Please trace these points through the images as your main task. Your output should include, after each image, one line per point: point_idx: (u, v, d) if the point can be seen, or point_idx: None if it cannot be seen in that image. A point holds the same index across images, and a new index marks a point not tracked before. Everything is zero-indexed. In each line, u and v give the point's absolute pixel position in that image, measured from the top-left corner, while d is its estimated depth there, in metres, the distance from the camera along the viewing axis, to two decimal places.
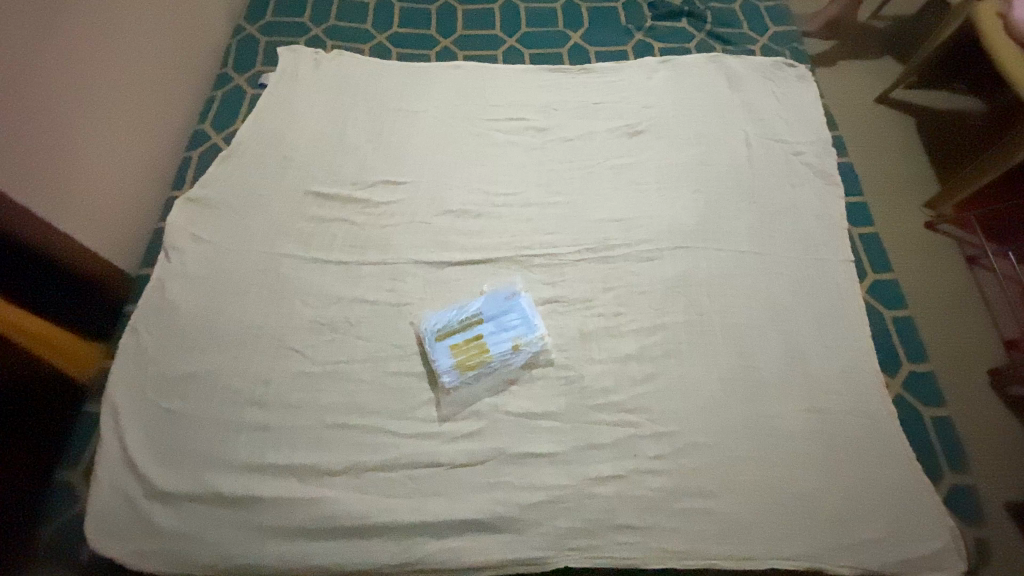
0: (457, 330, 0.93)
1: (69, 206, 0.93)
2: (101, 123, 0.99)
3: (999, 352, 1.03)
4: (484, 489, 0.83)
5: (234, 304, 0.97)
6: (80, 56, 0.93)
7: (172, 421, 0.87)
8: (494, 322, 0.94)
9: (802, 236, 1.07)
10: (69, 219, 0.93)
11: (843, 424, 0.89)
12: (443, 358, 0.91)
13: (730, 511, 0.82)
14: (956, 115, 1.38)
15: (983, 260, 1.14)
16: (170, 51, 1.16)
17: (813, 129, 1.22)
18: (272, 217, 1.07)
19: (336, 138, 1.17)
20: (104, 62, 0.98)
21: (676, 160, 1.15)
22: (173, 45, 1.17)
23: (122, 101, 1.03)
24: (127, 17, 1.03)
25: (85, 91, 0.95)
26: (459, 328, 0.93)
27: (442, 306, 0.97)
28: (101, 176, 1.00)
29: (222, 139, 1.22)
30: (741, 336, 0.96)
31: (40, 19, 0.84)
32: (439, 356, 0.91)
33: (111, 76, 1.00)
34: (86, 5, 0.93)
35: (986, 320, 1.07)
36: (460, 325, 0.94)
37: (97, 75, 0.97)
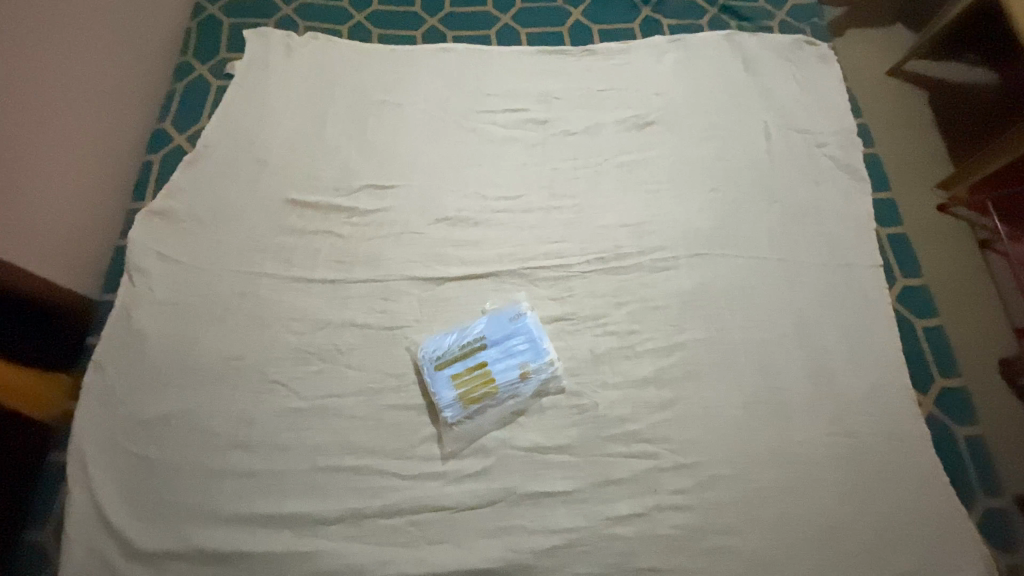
0: (459, 358, 0.85)
1: (16, 232, 0.82)
2: (38, 132, 0.86)
3: (1010, 342, 0.96)
4: (494, 535, 0.76)
5: (210, 334, 0.88)
6: (14, 58, 0.81)
7: (149, 470, 0.80)
8: (499, 346, 0.86)
9: (827, 238, 0.99)
10: (17, 247, 0.82)
11: (874, 448, 0.84)
12: (444, 391, 0.83)
13: (757, 548, 0.77)
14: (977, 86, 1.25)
15: (998, 245, 1.04)
16: (116, 40, 1.01)
17: (836, 116, 1.12)
18: (246, 231, 0.97)
19: (314, 137, 1.05)
20: (36, 60, 0.85)
21: (691, 155, 1.05)
22: (118, 33, 1.02)
23: (62, 103, 0.90)
24: (67, 8, 0.90)
25: (22, 98, 0.82)
26: (460, 355, 0.85)
27: (439, 330, 0.88)
28: (45, 193, 0.88)
29: (186, 140, 1.09)
30: (765, 353, 0.89)
31: None
32: (440, 388, 0.83)
33: (47, 76, 0.87)
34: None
35: (998, 308, 1.00)
36: (461, 352, 0.85)
37: (35, 78, 0.84)
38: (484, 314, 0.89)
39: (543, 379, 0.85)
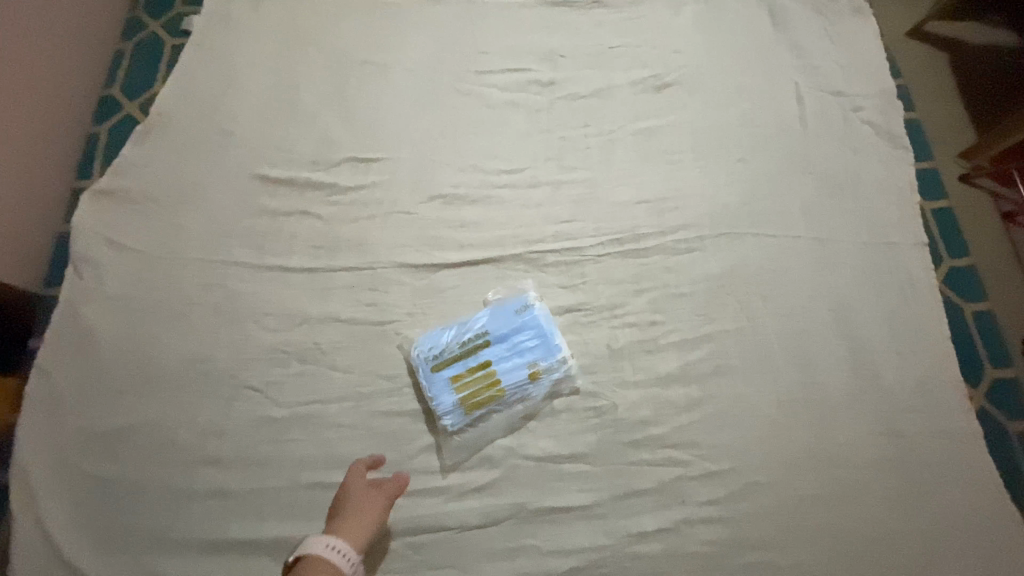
0: (459, 358, 0.74)
1: None
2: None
3: None
4: (503, 556, 0.68)
5: (171, 332, 0.77)
6: None
7: (107, 491, 0.71)
8: (504, 343, 0.75)
9: (867, 214, 0.89)
10: None
11: (921, 449, 0.76)
12: (443, 395, 0.73)
13: (797, 564, 0.69)
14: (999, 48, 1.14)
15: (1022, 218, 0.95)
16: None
17: (874, 76, 1.01)
18: (210, 212, 0.84)
19: (286, 103, 0.91)
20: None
21: (715, 122, 0.93)
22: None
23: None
24: None
25: None
26: (461, 354, 0.74)
27: (436, 324, 0.78)
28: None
29: (137, 108, 0.95)
30: (802, 345, 0.79)
31: None
32: (438, 392, 0.73)
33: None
34: None
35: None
36: (461, 350, 0.75)
37: None
38: (487, 306, 0.78)
39: (555, 379, 0.75)
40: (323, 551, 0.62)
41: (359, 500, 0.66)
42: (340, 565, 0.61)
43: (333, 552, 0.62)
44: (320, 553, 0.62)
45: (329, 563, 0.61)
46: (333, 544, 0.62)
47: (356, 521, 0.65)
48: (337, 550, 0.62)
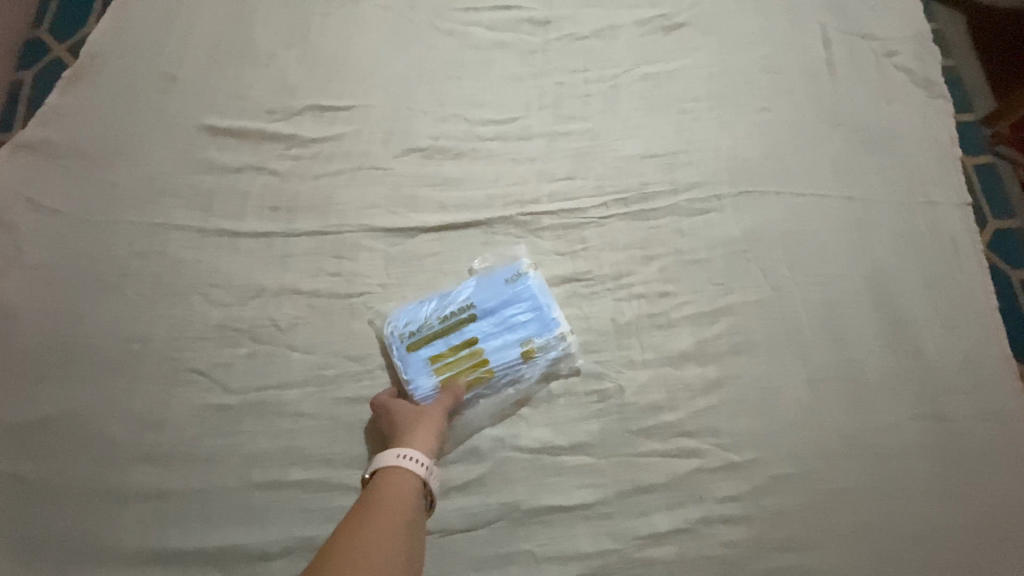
0: (440, 334, 0.64)
1: None
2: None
3: None
4: (492, 564, 0.58)
5: (102, 308, 0.66)
6: None
7: (22, 493, 0.60)
8: (492, 317, 0.65)
9: (902, 171, 0.79)
10: None
11: (969, 433, 0.66)
12: (421, 378, 0.63)
13: (832, 568, 0.60)
14: None
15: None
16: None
17: (908, 18, 0.89)
18: (149, 169, 0.72)
19: (239, 44, 0.79)
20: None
21: (731, 67, 0.82)
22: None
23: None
24: None
25: None
26: (442, 330, 0.64)
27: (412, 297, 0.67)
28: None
29: (66, 51, 0.82)
30: (833, 317, 0.70)
31: None
32: (415, 375, 0.63)
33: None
34: None
35: None
36: (442, 326, 0.64)
37: None
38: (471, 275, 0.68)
39: (552, 357, 0.64)
40: (396, 459, 0.55)
41: (416, 410, 0.60)
42: (417, 473, 0.55)
43: (408, 461, 0.55)
44: (393, 464, 0.55)
45: (405, 471, 0.55)
46: (407, 453, 0.55)
47: (421, 430, 0.58)
48: (413, 458, 0.55)
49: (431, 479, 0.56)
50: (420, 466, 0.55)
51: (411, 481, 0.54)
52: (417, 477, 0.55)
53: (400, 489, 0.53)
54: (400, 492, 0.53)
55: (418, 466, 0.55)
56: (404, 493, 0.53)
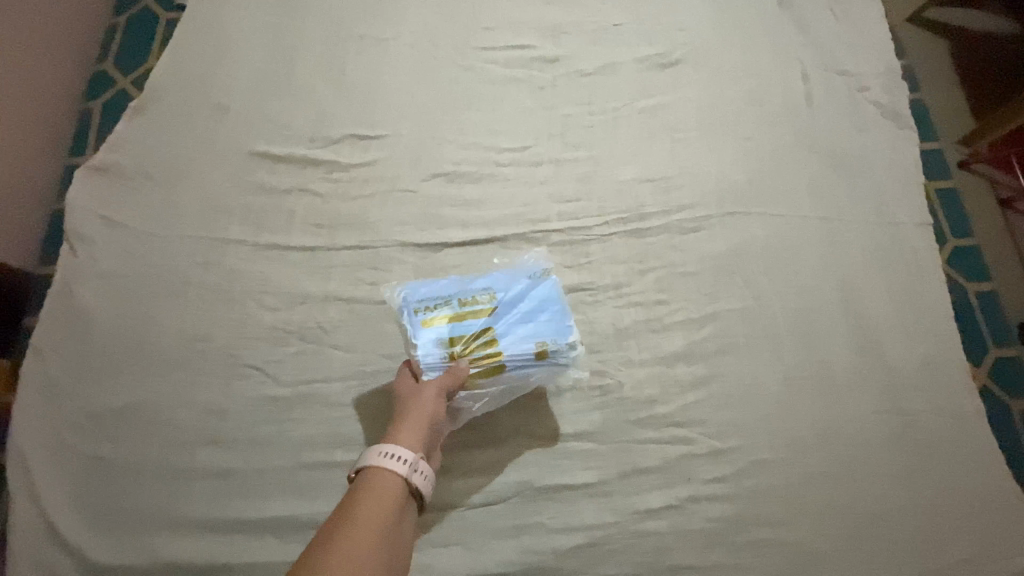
0: (460, 315, 0.70)
1: None
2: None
3: None
4: (509, 534, 0.67)
5: (169, 311, 0.76)
6: None
7: (101, 471, 0.69)
8: (511, 309, 0.71)
9: (871, 194, 0.89)
10: None
11: (926, 426, 0.76)
12: (432, 352, 0.67)
13: (804, 540, 0.69)
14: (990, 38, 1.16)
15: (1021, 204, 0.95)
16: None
17: (879, 56, 1.00)
18: (207, 189, 0.82)
19: (284, 78, 0.89)
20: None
21: (720, 99, 0.92)
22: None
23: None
24: None
25: None
26: (463, 312, 0.70)
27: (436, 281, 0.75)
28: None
29: (131, 84, 0.93)
30: (806, 323, 0.79)
31: None
32: (429, 343, 0.68)
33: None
34: None
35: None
36: (462, 309, 0.70)
37: None
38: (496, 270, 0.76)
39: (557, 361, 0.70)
40: (378, 458, 0.57)
41: (410, 403, 0.64)
42: (401, 472, 0.57)
43: (394, 459, 0.57)
44: (378, 463, 0.57)
45: (388, 470, 0.57)
46: (393, 451, 0.57)
47: (414, 422, 0.62)
48: (398, 457, 0.57)
49: (417, 478, 0.58)
50: (404, 464, 0.57)
51: (393, 481, 0.56)
52: (400, 477, 0.57)
53: (383, 490, 0.55)
54: (383, 493, 0.55)
55: (403, 463, 0.57)
56: (386, 494, 0.55)
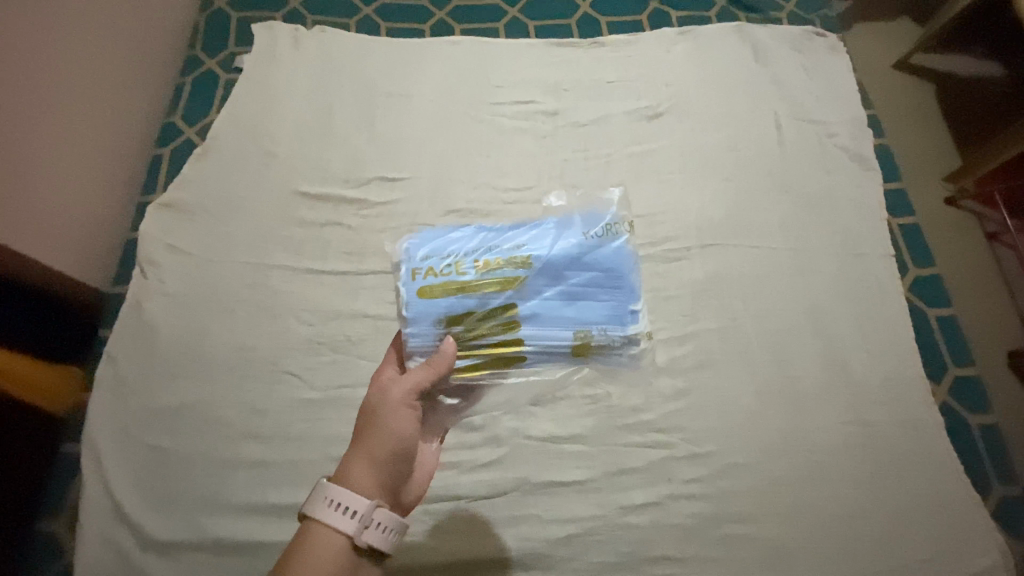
0: (469, 291, 0.78)
1: (28, 225, 0.82)
2: (27, 113, 0.82)
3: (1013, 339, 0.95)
4: (508, 524, 0.77)
5: (222, 324, 0.88)
6: (32, 55, 0.82)
7: (160, 461, 0.80)
8: (561, 287, 0.79)
9: (839, 228, 0.99)
10: (32, 240, 0.83)
11: (888, 436, 0.83)
12: (426, 328, 0.76)
13: (773, 536, 0.77)
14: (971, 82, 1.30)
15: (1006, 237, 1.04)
16: (115, 24, 0.99)
17: (847, 106, 1.12)
18: (257, 222, 0.96)
19: (323, 129, 1.05)
20: (20, 32, 0.80)
21: (702, 145, 1.05)
22: (116, 14, 0.99)
23: (57, 85, 0.87)
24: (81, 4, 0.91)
25: (36, 91, 0.83)
26: (473, 288, 0.78)
27: (472, 243, 0.84)
28: (43, 179, 0.85)
29: (196, 133, 1.09)
30: (778, 343, 0.89)
31: None
32: (430, 312, 0.77)
33: (40, 56, 0.84)
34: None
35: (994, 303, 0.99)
36: (472, 285, 0.78)
37: (49, 73, 0.85)
38: (545, 233, 0.84)
39: (613, 343, 0.81)
40: (323, 514, 0.53)
41: (380, 411, 0.61)
42: (348, 529, 0.53)
43: (340, 513, 0.53)
44: (324, 515, 0.53)
45: (333, 526, 0.53)
46: (340, 504, 0.53)
47: (380, 438, 0.59)
48: (345, 511, 0.53)
49: (369, 534, 0.53)
50: (355, 518, 0.53)
51: (338, 539, 0.53)
52: (347, 535, 0.52)
53: (326, 548, 0.52)
54: (324, 554, 0.52)
55: (351, 519, 0.53)
56: (327, 554, 0.52)
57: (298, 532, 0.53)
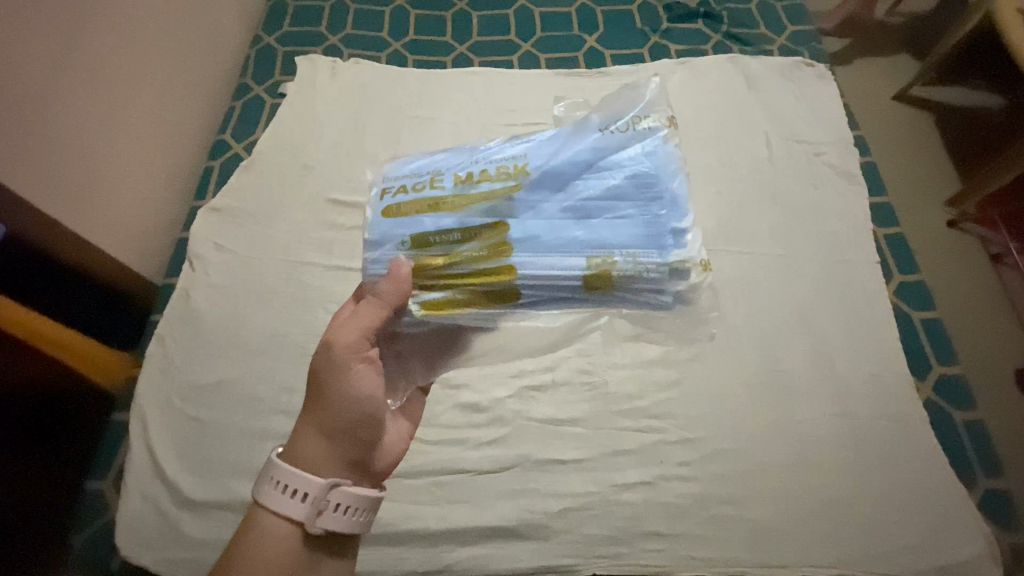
0: (442, 204, 0.69)
1: (109, 226, 0.97)
2: (118, 135, 0.98)
3: (997, 347, 1.07)
4: (509, 497, 0.83)
5: (258, 312, 0.99)
6: (125, 88, 0.99)
7: (198, 430, 0.89)
8: (571, 201, 0.67)
9: (825, 237, 1.06)
10: (110, 239, 0.97)
11: (873, 428, 0.88)
12: (387, 249, 0.68)
13: (761, 519, 0.81)
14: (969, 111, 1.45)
15: (1008, 259, 1.18)
16: (180, 52, 1.14)
17: (834, 128, 1.20)
18: (293, 225, 1.08)
19: (355, 146, 1.18)
20: (118, 70, 0.97)
21: (697, 161, 1.14)
22: (181, 44, 1.14)
23: (131, 102, 1.01)
24: (163, 46, 1.09)
25: (125, 116, 1.00)
26: (449, 201, 0.69)
27: (458, 159, 0.74)
28: (115, 181, 0.98)
29: (243, 149, 1.23)
30: (766, 339, 0.95)
31: (89, 56, 0.91)
32: (392, 229, 0.68)
33: (119, 77, 0.97)
34: (129, 41, 0.99)
35: (981, 317, 1.11)
36: (448, 199, 0.69)
37: (136, 102, 1.02)
38: (551, 138, 0.72)
39: (649, 273, 0.66)
40: (273, 498, 0.56)
41: (327, 378, 0.62)
42: (299, 513, 0.56)
43: (290, 498, 0.56)
44: (273, 501, 0.56)
45: (284, 510, 0.56)
46: (290, 490, 0.56)
47: (328, 409, 0.60)
48: (295, 496, 0.56)
49: (321, 517, 0.57)
50: (308, 503, 0.56)
51: (288, 524, 0.56)
52: (298, 519, 0.56)
53: (278, 531, 0.56)
54: (275, 537, 0.56)
55: (301, 503, 0.56)
56: (279, 536, 0.56)
57: (251, 514, 0.57)
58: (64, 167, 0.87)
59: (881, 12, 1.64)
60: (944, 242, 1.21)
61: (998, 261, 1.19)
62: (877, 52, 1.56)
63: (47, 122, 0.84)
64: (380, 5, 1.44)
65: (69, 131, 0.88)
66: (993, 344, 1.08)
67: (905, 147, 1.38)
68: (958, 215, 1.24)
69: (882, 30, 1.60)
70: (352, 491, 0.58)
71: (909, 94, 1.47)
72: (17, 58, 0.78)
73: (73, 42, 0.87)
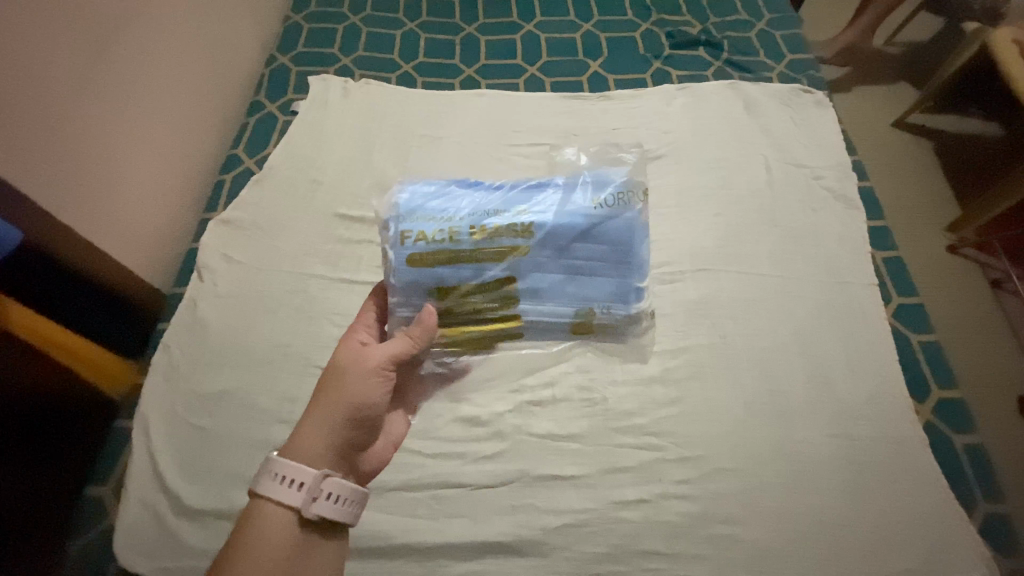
0: (459, 260, 0.74)
1: (118, 235, 0.99)
2: (133, 147, 1.01)
3: (1000, 372, 1.07)
4: (506, 512, 0.83)
5: (263, 323, 1.00)
6: (141, 102, 1.02)
7: (201, 439, 0.90)
8: (562, 261, 0.77)
9: (824, 259, 1.07)
10: (119, 249, 0.99)
11: (872, 449, 0.88)
12: (413, 299, 0.75)
13: (759, 539, 0.81)
14: (968, 138, 1.48)
15: (1008, 284, 1.20)
16: (194, 67, 1.17)
17: (832, 153, 1.23)
18: (300, 238, 1.10)
19: (364, 163, 1.21)
20: (135, 86, 1.01)
21: (697, 183, 1.16)
22: (195, 60, 1.17)
23: (143, 111, 1.03)
24: (179, 64, 1.13)
25: (141, 129, 1.03)
26: (466, 258, 0.74)
27: (469, 206, 0.77)
28: (125, 190, 1.00)
29: (255, 163, 1.25)
30: (765, 359, 0.95)
31: (109, 72, 0.95)
32: (416, 278, 0.74)
33: (132, 90, 1.00)
34: (147, 58, 1.03)
35: (982, 343, 1.11)
36: (464, 255, 0.74)
37: (152, 117, 1.05)
38: (548, 198, 0.78)
39: (616, 320, 0.82)
40: (270, 488, 0.57)
41: (343, 373, 0.66)
42: (294, 501, 0.57)
43: (287, 486, 0.57)
44: (269, 491, 0.57)
45: (279, 499, 0.57)
46: (287, 478, 0.58)
47: (333, 397, 0.64)
48: (292, 484, 0.58)
49: (317, 503, 0.58)
50: (303, 492, 0.57)
51: (282, 514, 0.57)
52: (293, 506, 0.57)
53: (272, 525, 0.57)
54: (270, 530, 0.56)
55: (296, 491, 0.57)
56: (273, 529, 0.57)
57: (250, 503, 0.58)
58: (79, 178, 0.90)
59: (879, 43, 1.69)
60: (941, 266, 1.23)
61: (999, 286, 1.20)
62: (874, 81, 1.60)
63: (60, 133, 0.86)
64: (391, 28, 1.49)
65: (85, 143, 0.91)
66: (994, 368, 1.08)
67: (903, 173, 1.41)
68: (957, 241, 1.26)
69: (878, 60, 1.64)
70: (342, 481, 0.60)
71: (907, 121, 1.50)
72: (32, 71, 0.80)
73: (94, 61, 0.91)
